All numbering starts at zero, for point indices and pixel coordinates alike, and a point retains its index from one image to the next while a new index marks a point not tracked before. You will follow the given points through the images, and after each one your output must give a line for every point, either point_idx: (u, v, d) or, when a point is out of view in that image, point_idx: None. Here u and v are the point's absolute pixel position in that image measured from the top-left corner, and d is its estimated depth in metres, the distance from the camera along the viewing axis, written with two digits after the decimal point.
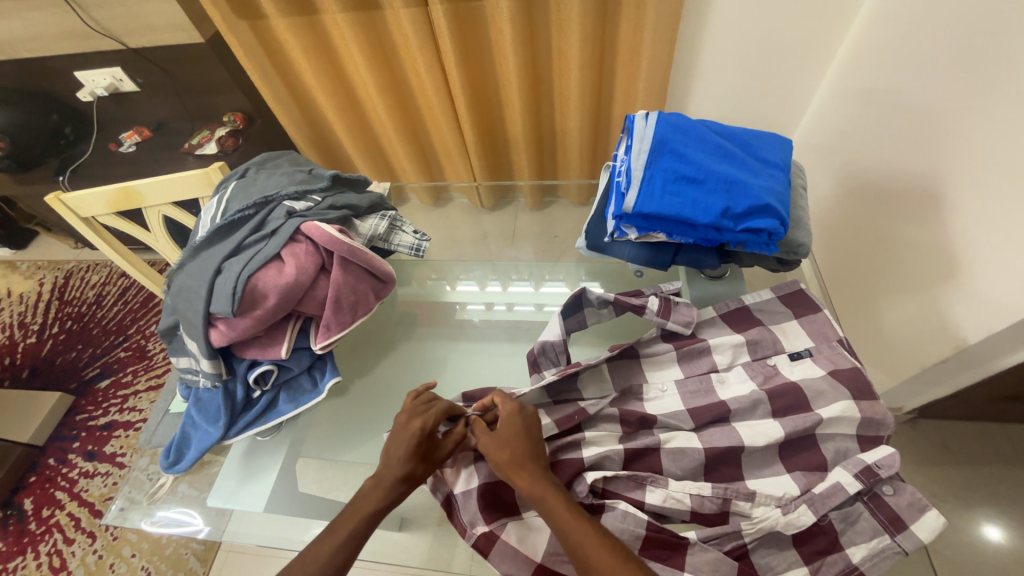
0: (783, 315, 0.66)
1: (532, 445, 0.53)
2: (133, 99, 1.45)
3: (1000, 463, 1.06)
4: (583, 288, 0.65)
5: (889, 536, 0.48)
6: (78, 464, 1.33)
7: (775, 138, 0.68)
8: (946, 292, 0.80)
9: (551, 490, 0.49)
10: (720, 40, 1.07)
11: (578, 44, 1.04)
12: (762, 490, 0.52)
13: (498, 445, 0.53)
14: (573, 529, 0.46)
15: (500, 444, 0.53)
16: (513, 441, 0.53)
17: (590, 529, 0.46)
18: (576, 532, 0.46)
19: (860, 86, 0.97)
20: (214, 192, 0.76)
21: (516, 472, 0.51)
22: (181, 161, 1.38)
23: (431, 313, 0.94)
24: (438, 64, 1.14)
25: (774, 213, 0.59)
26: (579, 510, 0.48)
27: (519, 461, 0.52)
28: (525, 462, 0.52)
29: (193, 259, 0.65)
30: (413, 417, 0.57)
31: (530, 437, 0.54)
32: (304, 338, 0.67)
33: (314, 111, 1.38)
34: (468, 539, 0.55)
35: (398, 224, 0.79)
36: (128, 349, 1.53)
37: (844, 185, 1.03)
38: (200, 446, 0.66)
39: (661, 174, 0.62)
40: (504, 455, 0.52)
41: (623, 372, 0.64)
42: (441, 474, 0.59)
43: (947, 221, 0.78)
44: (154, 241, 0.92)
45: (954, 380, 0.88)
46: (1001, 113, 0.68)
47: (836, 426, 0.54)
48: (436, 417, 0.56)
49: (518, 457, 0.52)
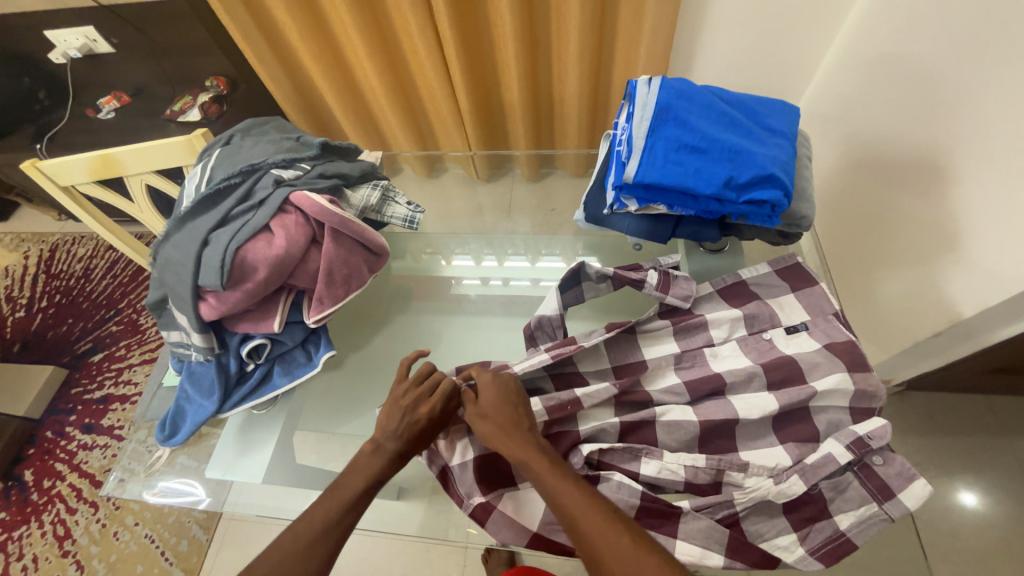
0: (780, 288, 0.65)
1: (513, 409, 0.53)
2: (109, 61, 1.37)
3: (983, 433, 1.09)
4: (581, 263, 0.64)
5: (876, 504, 0.50)
6: (76, 437, 1.33)
7: (782, 106, 0.66)
8: (944, 265, 0.80)
9: (534, 451, 0.49)
10: (727, 0, 1.02)
11: (578, 4, 0.99)
12: (756, 461, 0.52)
13: (480, 417, 0.53)
14: (556, 488, 0.46)
15: (481, 415, 0.53)
16: (496, 406, 0.53)
17: (574, 486, 0.46)
18: (560, 489, 0.46)
19: (869, 52, 0.94)
20: (198, 160, 0.72)
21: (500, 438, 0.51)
22: (163, 128, 1.32)
23: (427, 286, 0.92)
24: (431, 25, 1.08)
25: (778, 184, 0.57)
26: (563, 469, 0.48)
27: (502, 426, 0.51)
28: (508, 426, 0.51)
29: (179, 230, 0.63)
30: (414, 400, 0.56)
31: (510, 403, 0.53)
32: (297, 312, 0.66)
33: (302, 75, 1.32)
34: (465, 509, 0.56)
35: (391, 194, 0.76)
36: (120, 323, 1.52)
37: (847, 157, 1.00)
38: (196, 420, 0.65)
39: (664, 142, 0.59)
40: (486, 424, 0.52)
41: (621, 347, 0.63)
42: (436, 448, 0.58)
43: (950, 194, 0.77)
44: (138, 212, 0.89)
45: (945, 353, 0.89)
46: (1013, 80, 0.66)
47: (830, 399, 0.54)
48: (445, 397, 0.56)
49: (502, 422, 0.52)
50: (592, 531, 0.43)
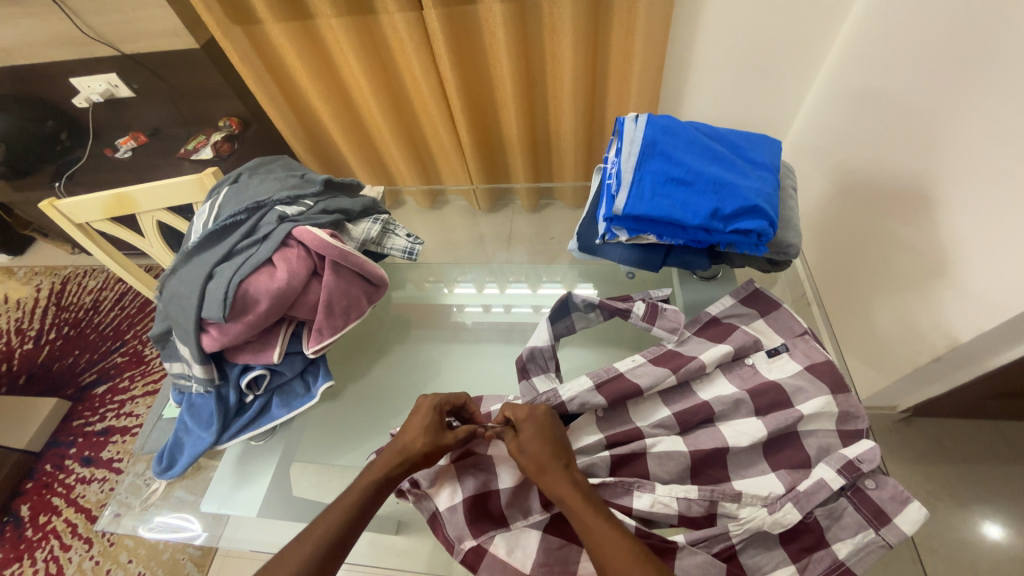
0: (748, 314, 0.66)
1: (552, 448, 0.52)
2: (129, 105, 1.45)
3: (996, 460, 1.06)
4: (568, 293, 0.67)
5: (873, 530, 0.48)
6: (75, 470, 1.33)
7: (764, 139, 0.68)
8: (938, 290, 0.80)
9: (572, 491, 0.49)
10: (712, 41, 1.07)
11: (571, 47, 1.05)
12: (748, 491, 0.52)
13: (520, 450, 0.53)
14: (595, 532, 0.46)
15: (522, 447, 0.53)
16: (534, 442, 0.53)
17: (612, 528, 0.46)
18: (600, 531, 0.46)
19: (851, 87, 0.98)
20: (207, 198, 0.76)
21: (538, 476, 0.51)
22: (176, 166, 1.37)
23: (427, 314, 0.94)
24: (433, 68, 1.15)
25: (763, 214, 0.59)
26: (600, 510, 0.48)
27: (541, 466, 0.51)
28: (547, 465, 0.51)
29: (185, 264, 0.65)
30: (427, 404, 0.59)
31: (548, 441, 0.53)
32: (297, 342, 0.68)
33: (310, 115, 1.39)
34: (455, 555, 0.53)
35: (391, 227, 0.79)
36: (125, 354, 1.53)
37: (837, 185, 1.03)
38: (194, 451, 0.65)
39: (651, 175, 0.62)
40: (525, 461, 0.52)
41: (620, 393, 0.58)
42: (422, 489, 0.57)
43: (938, 220, 0.78)
44: (147, 246, 0.92)
45: (948, 378, 0.89)
46: (991, 111, 0.69)
47: (816, 422, 0.55)
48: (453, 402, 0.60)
49: (539, 460, 0.51)
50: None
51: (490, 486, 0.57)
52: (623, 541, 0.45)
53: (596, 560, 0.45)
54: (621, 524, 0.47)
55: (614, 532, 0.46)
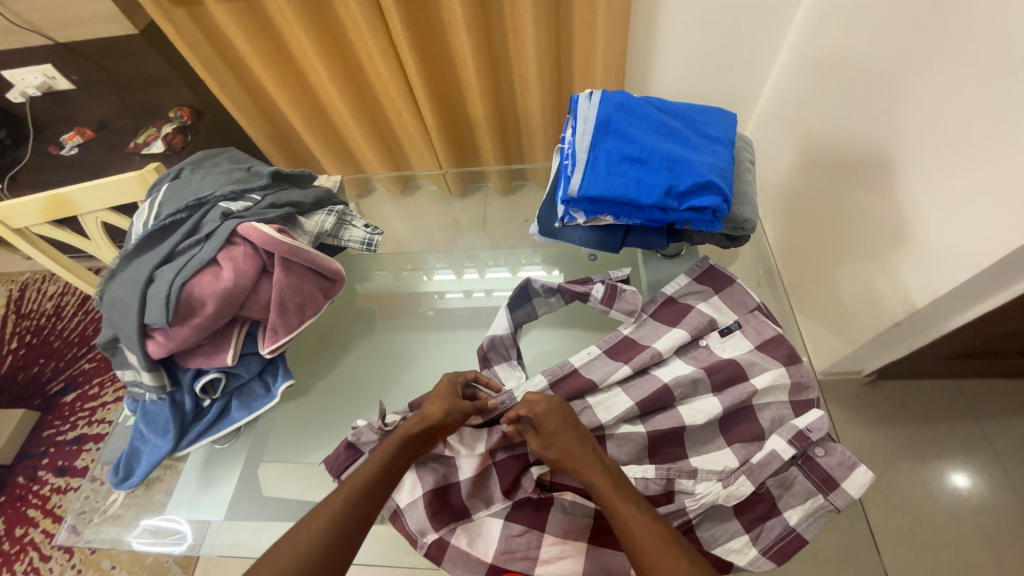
0: (702, 292, 0.65)
1: (575, 433, 0.51)
2: (70, 98, 1.37)
3: (956, 416, 1.10)
4: (527, 279, 0.66)
5: (821, 496, 0.50)
6: (50, 481, 1.30)
7: (720, 113, 0.67)
8: (897, 257, 0.82)
9: (598, 471, 0.48)
10: (676, 12, 1.04)
11: (531, 21, 1.01)
12: (704, 466, 0.53)
13: (546, 444, 0.52)
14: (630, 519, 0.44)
15: (547, 441, 0.52)
16: (558, 436, 0.51)
17: (639, 507, 0.45)
18: (625, 511, 0.45)
19: (815, 55, 0.97)
20: (148, 195, 0.72)
21: (565, 458, 0.50)
22: (127, 161, 1.30)
23: (396, 306, 0.93)
24: (389, 47, 1.10)
25: (718, 190, 0.58)
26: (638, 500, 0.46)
27: (570, 455, 0.50)
28: (575, 453, 0.50)
29: (124, 268, 0.62)
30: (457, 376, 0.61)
31: (572, 428, 0.52)
32: (251, 343, 0.66)
33: (267, 101, 1.33)
34: (419, 549, 0.53)
35: (348, 218, 0.77)
36: (92, 360, 1.49)
37: (804, 155, 1.03)
38: (151, 460, 0.64)
39: (606, 155, 0.61)
40: (552, 454, 0.51)
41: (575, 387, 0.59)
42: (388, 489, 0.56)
43: (897, 188, 0.79)
44: (95, 248, 0.88)
45: (908, 340, 0.91)
46: (944, 77, 0.68)
47: (769, 395, 0.56)
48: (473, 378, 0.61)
49: (567, 449, 0.50)
50: (658, 557, 0.41)
51: (450, 478, 0.56)
52: (650, 522, 0.44)
53: (624, 544, 0.44)
54: (649, 506, 0.46)
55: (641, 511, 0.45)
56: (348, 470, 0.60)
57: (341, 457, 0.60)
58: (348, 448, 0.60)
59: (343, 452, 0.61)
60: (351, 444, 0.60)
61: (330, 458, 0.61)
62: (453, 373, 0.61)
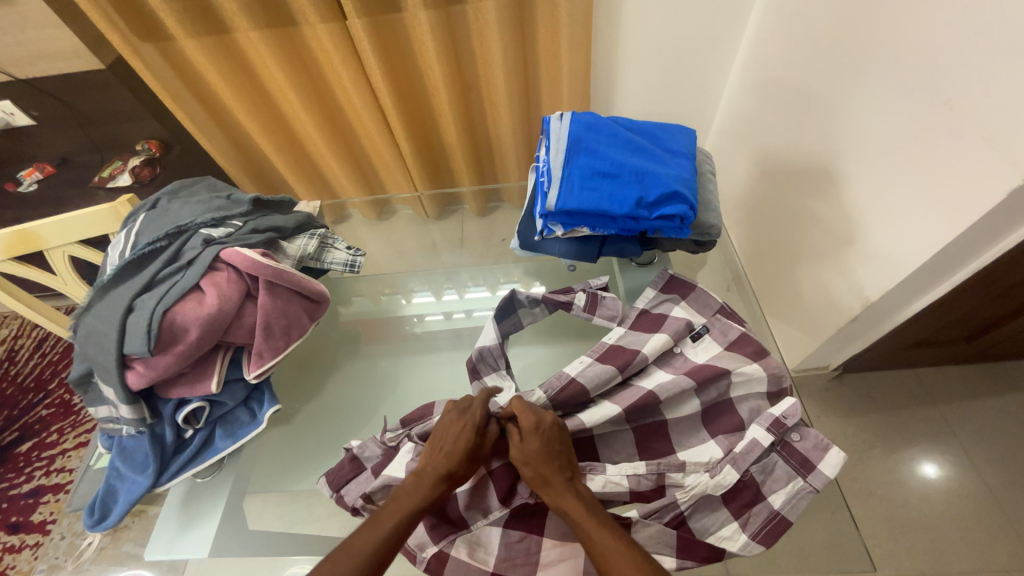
0: (671, 300, 0.69)
1: (556, 460, 0.51)
2: (30, 134, 1.33)
3: (918, 404, 1.17)
4: (512, 291, 0.68)
5: (801, 478, 0.53)
6: (2, 540, 1.20)
7: (681, 129, 0.73)
8: (849, 257, 0.89)
9: (575, 503, 0.49)
10: (634, 40, 1.12)
11: (500, 50, 1.07)
12: (691, 459, 0.56)
13: (524, 461, 0.52)
14: (597, 543, 0.46)
15: (526, 461, 0.51)
16: (535, 459, 0.51)
17: (614, 538, 0.46)
18: (601, 540, 0.46)
19: (761, 77, 1.06)
20: (122, 226, 0.71)
21: (541, 488, 0.51)
22: (91, 196, 1.26)
23: (380, 328, 0.93)
24: (363, 76, 1.13)
25: (684, 199, 0.63)
26: (604, 521, 0.48)
27: (544, 480, 0.50)
28: (550, 477, 0.50)
29: (101, 299, 0.61)
30: (459, 418, 0.55)
31: (553, 453, 0.52)
32: (236, 369, 0.65)
33: (240, 132, 1.33)
34: (420, 564, 0.54)
35: (330, 241, 0.78)
36: (51, 405, 1.40)
37: (759, 167, 1.11)
38: (129, 498, 0.60)
39: (579, 171, 0.65)
40: (528, 472, 0.51)
41: (573, 397, 0.58)
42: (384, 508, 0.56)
43: (842, 192, 0.87)
44: (61, 284, 0.86)
45: (868, 333, 0.98)
46: (874, 94, 0.77)
47: (747, 387, 0.60)
48: (482, 416, 0.55)
49: (543, 474, 0.51)
50: None
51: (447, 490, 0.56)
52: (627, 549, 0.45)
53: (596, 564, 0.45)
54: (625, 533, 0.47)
55: (618, 539, 0.46)
56: (348, 484, 0.60)
57: (345, 469, 0.60)
58: (352, 461, 0.60)
59: (347, 464, 0.60)
60: (355, 457, 0.61)
61: (331, 470, 0.60)
62: (453, 402, 0.57)
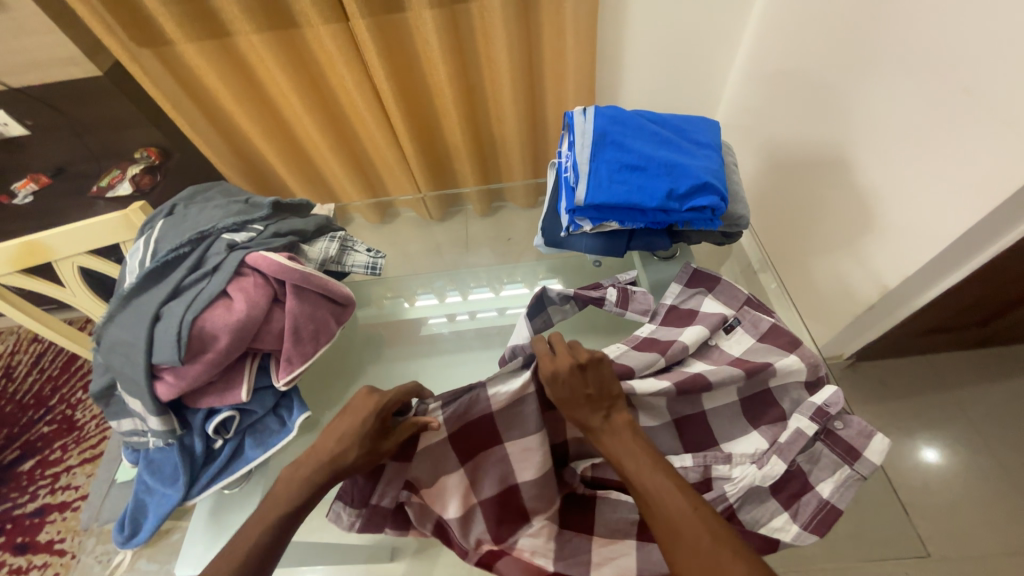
0: (700, 292, 0.68)
1: (588, 406, 0.50)
2: (22, 144, 1.30)
3: (930, 389, 1.18)
4: (542, 288, 0.67)
5: (848, 466, 0.53)
6: (8, 561, 1.17)
7: (704, 121, 0.72)
8: (865, 245, 0.89)
9: (614, 446, 0.48)
10: (639, 36, 1.12)
11: (506, 48, 1.06)
12: (736, 451, 0.56)
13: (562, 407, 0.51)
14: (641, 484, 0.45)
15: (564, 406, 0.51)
16: (571, 406, 0.50)
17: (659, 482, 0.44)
18: (644, 481, 0.45)
19: (767, 70, 1.07)
20: (139, 234, 0.69)
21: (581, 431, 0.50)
22: (90, 206, 1.23)
23: (398, 332, 0.91)
24: (367, 77, 1.12)
25: (714, 190, 0.62)
26: (653, 460, 0.46)
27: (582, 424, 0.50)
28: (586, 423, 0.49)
29: (123, 309, 0.59)
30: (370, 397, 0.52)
31: (584, 399, 0.50)
32: (266, 376, 0.63)
33: (241, 138, 1.31)
34: (473, 558, 0.55)
35: (350, 244, 0.76)
36: (52, 422, 1.36)
37: (768, 160, 1.12)
38: (159, 512, 0.59)
39: (607, 164, 0.64)
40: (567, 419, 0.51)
41: (511, 420, 0.56)
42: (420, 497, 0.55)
43: (856, 180, 0.87)
44: (69, 296, 0.83)
45: (885, 321, 0.98)
46: (886, 83, 0.77)
47: (787, 379, 0.59)
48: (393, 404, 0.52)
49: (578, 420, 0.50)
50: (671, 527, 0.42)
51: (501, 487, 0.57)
52: (671, 491, 0.44)
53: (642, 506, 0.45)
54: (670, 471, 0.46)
55: (661, 480, 0.45)
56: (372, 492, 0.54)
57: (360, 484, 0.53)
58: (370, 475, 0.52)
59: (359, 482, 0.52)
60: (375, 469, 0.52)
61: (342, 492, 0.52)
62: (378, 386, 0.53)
